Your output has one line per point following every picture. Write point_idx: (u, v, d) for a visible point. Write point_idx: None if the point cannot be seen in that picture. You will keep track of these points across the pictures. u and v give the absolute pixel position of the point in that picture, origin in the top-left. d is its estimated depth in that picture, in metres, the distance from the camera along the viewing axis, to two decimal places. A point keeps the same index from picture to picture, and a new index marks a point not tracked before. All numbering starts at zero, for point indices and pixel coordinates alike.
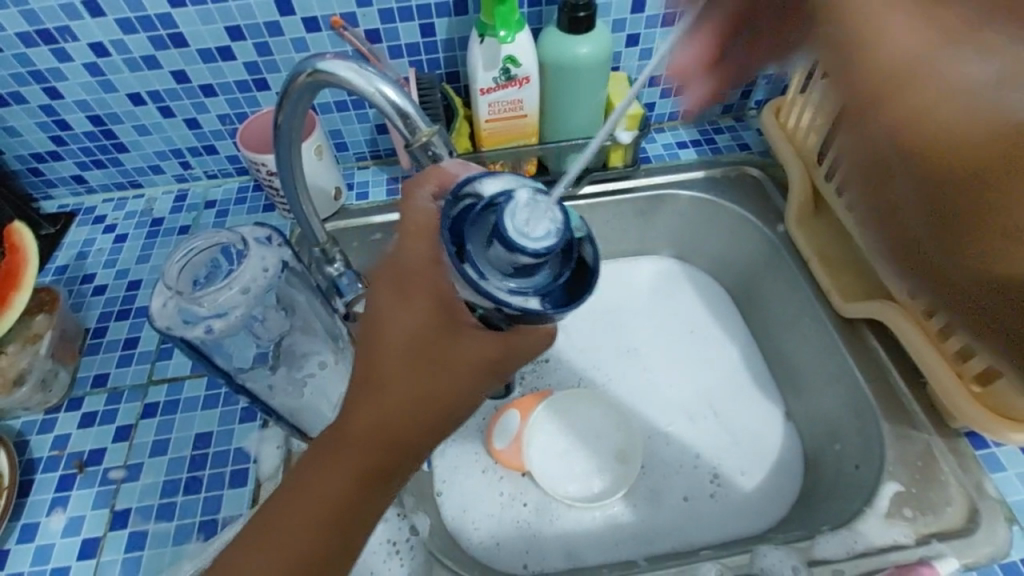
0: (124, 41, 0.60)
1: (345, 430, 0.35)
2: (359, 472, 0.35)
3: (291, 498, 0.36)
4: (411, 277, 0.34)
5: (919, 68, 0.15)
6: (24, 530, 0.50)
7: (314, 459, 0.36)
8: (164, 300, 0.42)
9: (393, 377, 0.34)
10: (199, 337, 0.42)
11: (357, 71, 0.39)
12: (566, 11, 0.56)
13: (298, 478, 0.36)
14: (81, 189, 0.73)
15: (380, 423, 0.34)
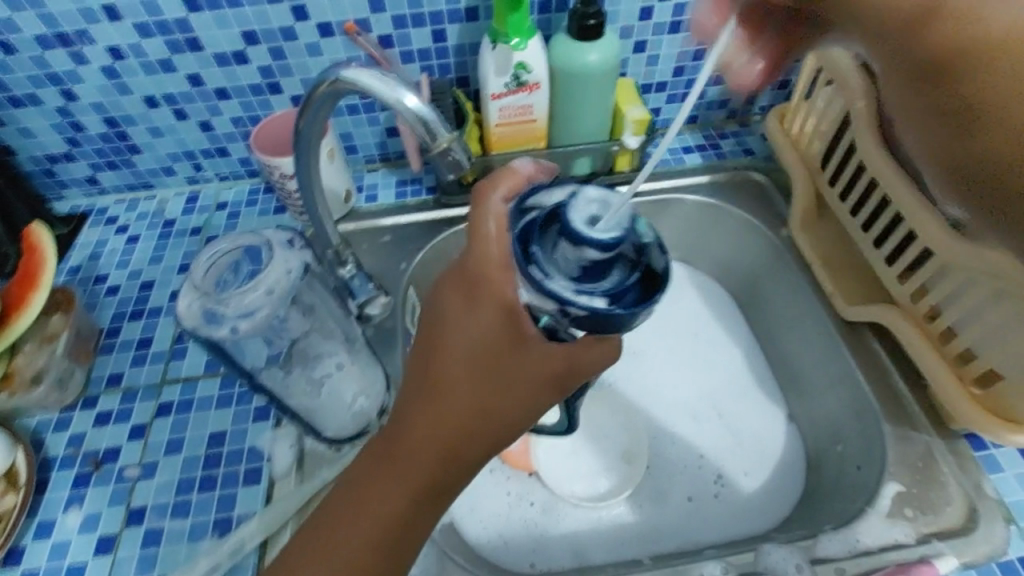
0: (140, 45, 0.60)
1: (409, 436, 0.38)
2: (421, 476, 0.38)
3: (354, 502, 0.39)
4: (477, 286, 0.37)
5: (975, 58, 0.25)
6: (42, 527, 0.51)
7: (378, 466, 0.39)
8: (190, 300, 0.43)
9: (456, 385, 0.38)
10: (223, 337, 0.42)
11: (378, 78, 0.40)
12: (576, 18, 0.58)
13: (359, 481, 0.39)
14: (94, 190, 0.74)
15: (441, 429, 0.38)
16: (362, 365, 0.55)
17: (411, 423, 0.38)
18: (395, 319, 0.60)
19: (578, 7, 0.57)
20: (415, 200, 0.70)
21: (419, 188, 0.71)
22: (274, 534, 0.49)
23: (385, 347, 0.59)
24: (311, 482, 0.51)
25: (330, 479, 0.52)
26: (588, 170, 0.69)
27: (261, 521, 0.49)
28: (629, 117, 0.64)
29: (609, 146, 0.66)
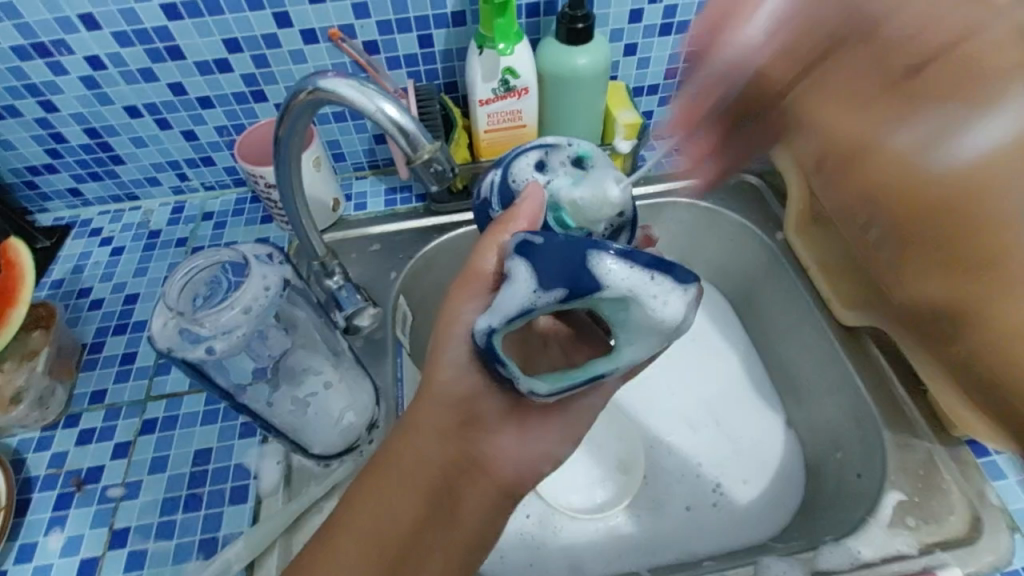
0: (120, 54, 0.59)
1: (399, 470, 0.38)
2: (417, 510, 0.38)
3: (364, 513, 0.38)
4: (483, 279, 0.38)
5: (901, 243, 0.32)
6: (22, 550, 0.50)
7: (367, 498, 0.38)
8: (165, 320, 0.42)
9: (444, 427, 0.38)
10: (200, 358, 0.41)
11: (357, 88, 0.39)
12: (564, 22, 0.56)
13: (351, 513, 0.38)
14: (77, 202, 0.73)
15: (435, 469, 0.38)
16: (350, 378, 0.54)
17: (402, 455, 0.38)
18: (384, 329, 0.59)
19: (565, 11, 0.56)
20: (405, 207, 0.68)
21: (408, 196, 0.69)
22: (261, 556, 0.48)
23: (378, 357, 0.57)
24: (299, 500, 0.50)
25: (318, 496, 0.50)
26: None
27: (247, 541, 0.47)
28: (619, 121, 0.63)
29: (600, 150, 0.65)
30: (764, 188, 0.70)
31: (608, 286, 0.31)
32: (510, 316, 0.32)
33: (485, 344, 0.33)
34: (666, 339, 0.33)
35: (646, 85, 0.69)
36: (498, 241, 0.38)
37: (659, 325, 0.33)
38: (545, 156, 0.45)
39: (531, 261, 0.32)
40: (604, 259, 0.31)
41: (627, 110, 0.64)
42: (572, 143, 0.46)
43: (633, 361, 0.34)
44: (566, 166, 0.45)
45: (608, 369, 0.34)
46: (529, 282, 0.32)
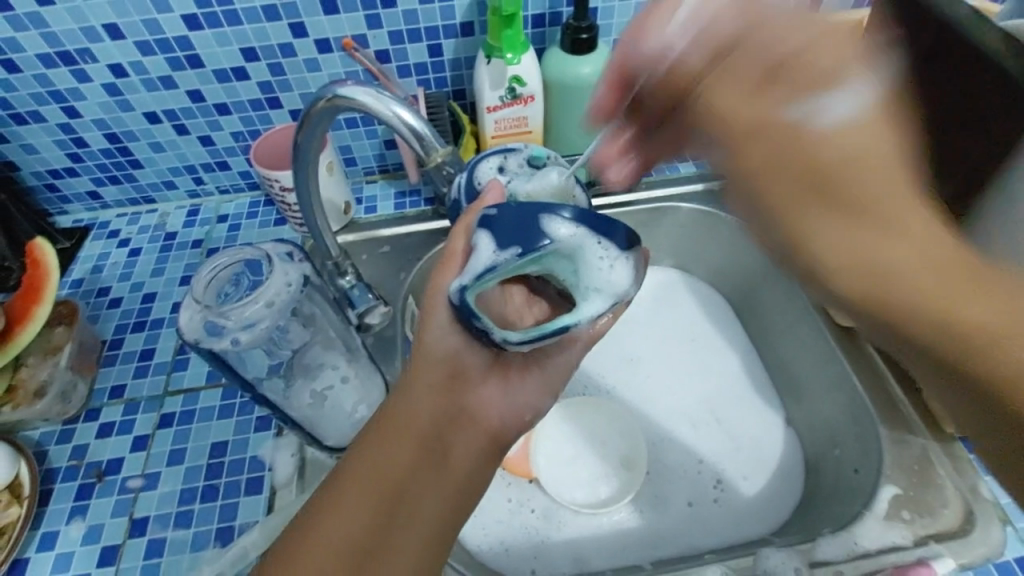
0: (141, 62, 0.62)
1: (394, 423, 0.38)
2: (412, 457, 0.37)
3: (357, 461, 0.37)
4: (456, 257, 0.38)
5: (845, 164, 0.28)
6: (45, 539, 0.52)
7: (366, 450, 0.37)
8: (192, 313, 0.43)
9: (432, 385, 0.38)
10: (225, 349, 0.43)
11: (374, 96, 0.41)
12: (569, 33, 0.59)
13: (345, 472, 0.38)
14: (96, 204, 0.75)
15: (423, 420, 0.38)
16: (363, 371, 0.56)
17: (398, 410, 0.38)
18: (394, 327, 0.61)
19: (570, 21, 0.58)
20: (414, 211, 0.71)
21: (417, 199, 0.72)
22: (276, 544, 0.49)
23: (386, 353, 0.60)
24: (310, 491, 0.51)
25: None
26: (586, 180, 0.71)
27: (262, 530, 0.49)
28: None
29: None
30: None
31: (558, 243, 0.36)
32: (479, 273, 0.35)
33: (459, 302, 0.36)
34: (620, 303, 0.37)
35: None
36: (467, 222, 0.39)
37: (612, 287, 0.36)
38: (503, 161, 0.46)
39: (490, 230, 0.36)
40: (556, 222, 0.36)
41: None
42: (526, 147, 0.48)
43: (593, 316, 0.36)
44: (522, 166, 0.46)
45: (569, 324, 0.36)
46: (490, 244, 0.35)
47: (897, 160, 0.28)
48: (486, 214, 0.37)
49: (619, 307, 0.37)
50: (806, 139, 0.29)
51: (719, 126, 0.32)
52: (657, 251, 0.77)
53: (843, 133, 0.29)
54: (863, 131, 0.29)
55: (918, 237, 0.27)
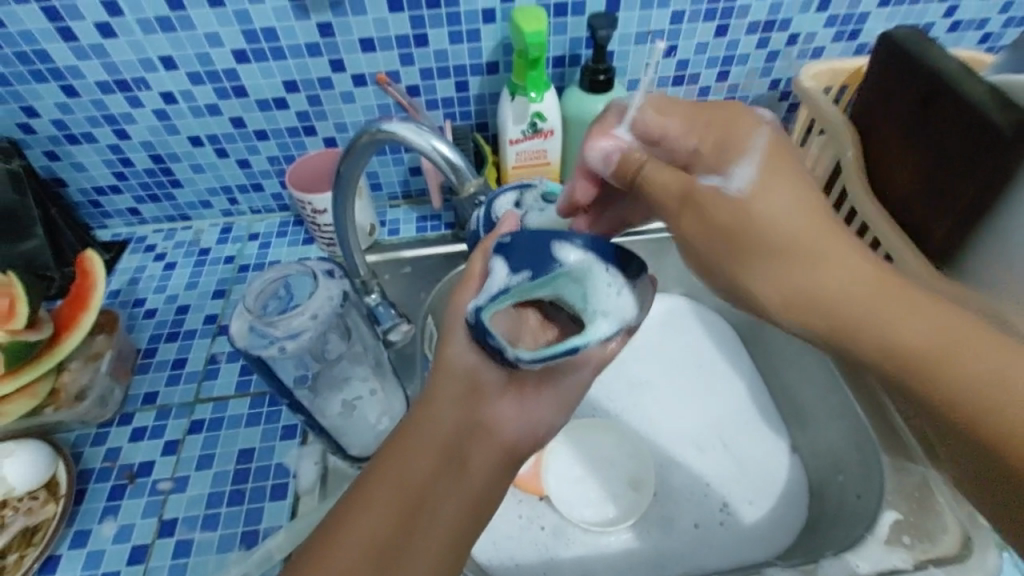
0: (191, 91, 0.67)
1: (418, 433, 0.37)
2: (434, 468, 0.36)
3: (379, 470, 0.37)
4: (475, 280, 0.41)
5: (753, 223, 0.36)
6: (77, 537, 0.54)
7: (389, 458, 0.37)
8: (243, 322, 0.47)
9: (451, 397, 0.38)
10: (272, 356, 0.46)
11: (416, 130, 0.45)
12: (587, 74, 0.63)
13: (369, 477, 0.37)
14: (135, 220, 0.80)
15: (443, 429, 0.37)
16: (387, 385, 0.60)
17: (421, 420, 0.38)
18: (414, 345, 0.64)
19: (589, 64, 0.63)
20: (435, 234, 0.74)
21: (438, 224, 0.76)
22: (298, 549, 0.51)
23: (405, 370, 0.63)
24: (332, 499, 0.54)
25: None
26: None
27: (287, 534, 0.51)
28: None
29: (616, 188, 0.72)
30: None
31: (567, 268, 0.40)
32: (495, 294, 0.38)
33: (475, 321, 0.37)
34: (626, 327, 0.40)
35: None
36: (483, 248, 0.42)
37: (619, 312, 0.40)
38: (519, 196, 0.49)
39: (505, 256, 0.40)
40: (564, 250, 0.40)
41: None
42: (542, 183, 0.51)
43: (601, 339, 0.39)
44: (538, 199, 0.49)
45: (580, 345, 0.37)
46: (505, 270, 0.39)
47: (810, 226, 0.35)
48: (502, 243, 0.41)
49: (625, 333, 0.40)
50: (729, 210, 0.37)
51: (673, 181, 0.39)
52: (665, 278, 0.81)
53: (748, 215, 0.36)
54: (757, 204, 0.36)
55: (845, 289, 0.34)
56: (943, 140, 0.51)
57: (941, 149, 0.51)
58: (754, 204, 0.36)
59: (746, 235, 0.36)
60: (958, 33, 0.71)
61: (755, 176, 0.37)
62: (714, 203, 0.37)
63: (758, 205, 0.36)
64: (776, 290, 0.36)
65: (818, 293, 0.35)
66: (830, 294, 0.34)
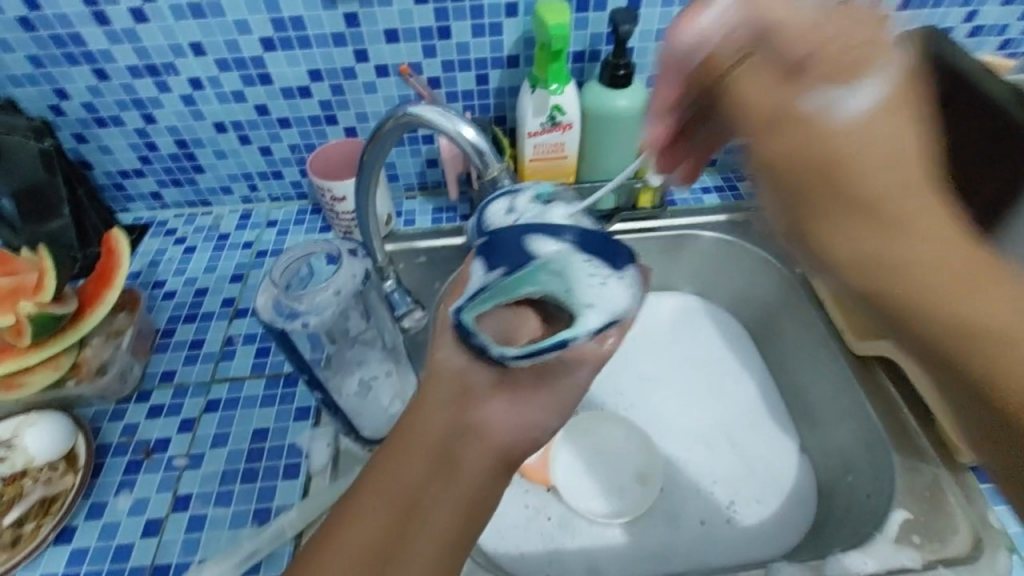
0: (218, 77, 0.68)
1: (407, 436, 0.36)
2: (424, 472, 0.35)
3: (371, 475, 0.35)
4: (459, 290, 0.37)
5: (841, 162, 0.27)
6: (93, 508, 0.55)
7: (381, 462, 0.36)
8: (268, 296, 0.48)
9: (440, 401, 0.36)
10: (296, 330, 0.47)
11: (442, 113, 0.46)
12: (608, 68, 0.64)
13: (361, 484, 0.36)
14: (156, 204, 0.81)
15: (433, 433, 0.36)
16: (401, 369, 0.61)
17: (412, 423, 0.36)
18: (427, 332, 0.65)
19: (609, 59, 0.64)
20: (450, 225, 0.75)
21: (454, 215, 0.77)
22: (310, 527, 0.52)
23: (419, 356, 0.63)
24: (344, 479, 0.55)
25: None
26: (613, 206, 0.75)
27: (299, 511, 0.52)
28: None
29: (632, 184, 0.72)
30: None
31: (545, 259, 0.35)
32: (473, 294, 0.35)
33: (456, 322, 0.35)
34: (619, 320, 0.36)
35: None
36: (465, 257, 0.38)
37: (612, 306, 0.35)
38: (512, 200, 0.42)
39: (486, 255, 0.36)
40: (544, 243, 0.36)
41: None
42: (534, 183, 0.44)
43: (592, 332, 0.34)
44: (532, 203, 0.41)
45: (568, 338, 0.34)
46: (480, 269, 0.36)
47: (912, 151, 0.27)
48: (481, 242, 0.38)
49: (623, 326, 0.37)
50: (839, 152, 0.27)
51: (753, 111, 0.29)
52: (678, 277, 0.81)
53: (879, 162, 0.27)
54: (865, 125, 0.27)
55: (938, 243, 0.26)
56: (959, 141, 0.51)
57: (959, 148, 0.51)
58: (851, 133, 0.27)
59: (825, 176, 0.27)
60: (979, 37, 0.71)
61: (874, 100, 0.27)
62: (803, 126, 0.28)
63: (857, 143, 0.27)
64: (867, 247, 0.27)
65: (889, 267, 0.26)
66: (897, 277, 0.27)
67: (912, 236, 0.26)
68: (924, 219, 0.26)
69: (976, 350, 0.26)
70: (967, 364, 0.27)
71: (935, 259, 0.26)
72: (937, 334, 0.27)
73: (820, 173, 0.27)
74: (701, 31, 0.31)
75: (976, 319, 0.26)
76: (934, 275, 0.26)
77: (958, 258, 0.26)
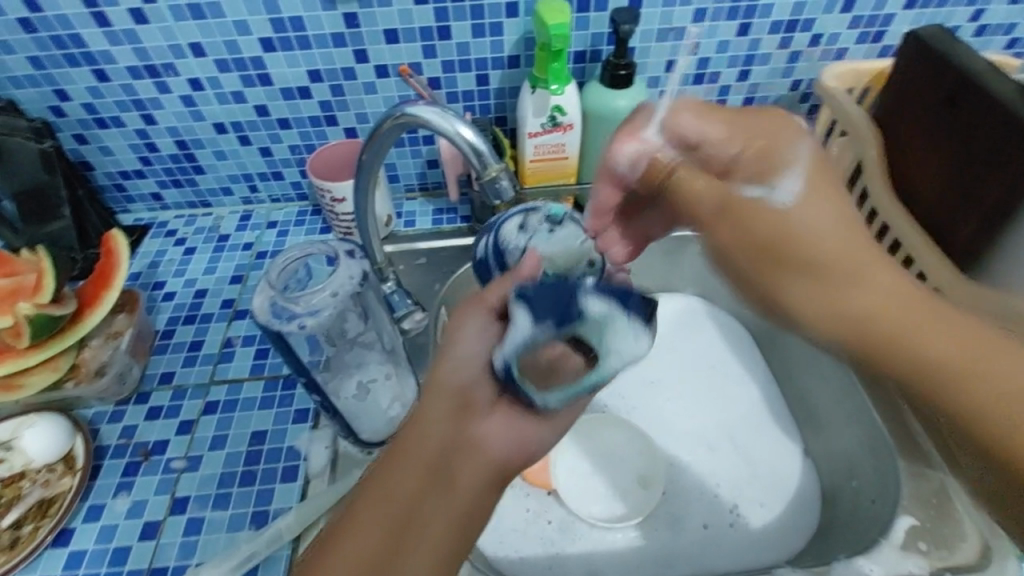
0: (218, 78, 0.68)
1: (405, 450, 0.35)
2: (421, 486, 0.34)
3: (367, 490, 0.35)
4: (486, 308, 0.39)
5: (790, 235, 0.40)
6: (91, 511, 0.55)
7: (377, 476, 0.35)
8: (265, 297, 0.48)
9: (440, 415, 0.36)
10: (292, 332, 0.47)
11: (440, 114, 0.46)
12: (608, 69, 0.64)
13: (357, 500, 0.35)
14: (157, 205, 0.81)
15: (430, 447, 0.35)
16: (401, 371, 0.60)
17: (409, 436, 0.36)
18: (427, 334, 0.64)
19: (610, 59, 0.63)
20: (450, 227, 0.75)
21: (454, 217, 0.76)
22: (308, 531, 0.52)
23: (418, 358, 0.63)
24: (343, 482, 0.54)
25: None
26: None
27: (297, 515, 0.51)
28: None
29: None
30: None
31: (586, 313, 0.37)
32: (517, 345, 0.36)
33: (501, 372, 0.36)
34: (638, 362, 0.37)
35: None
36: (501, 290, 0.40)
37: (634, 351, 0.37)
38: (524, 220, 0.49)
39: (526, 305, 0.37)
40: (585, 297, 0.38)
41: None
42: (545, 204, 0.50)
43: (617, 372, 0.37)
44: (543, 225, 0.48)
45: (600, 378, 0.36)
46: (524, 320, 0.36)
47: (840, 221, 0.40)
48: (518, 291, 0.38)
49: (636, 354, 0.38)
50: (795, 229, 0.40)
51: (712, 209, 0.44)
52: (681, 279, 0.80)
53: (822, 234, 0.39)
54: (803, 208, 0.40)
55: (886, 287, 0.37)
56: (964, 142, 0.50)
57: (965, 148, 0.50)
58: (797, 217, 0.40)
59: (783, 240, 0.40)
60: (985, 37, 0.70)
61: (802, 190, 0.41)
62: (749, 217, 0.42)
63: (800, 224, 0.40)
64: (807, 293, 0.39)
65: (839, 304, 0.38)
66: (853, 309, 0.38)
67: (858, 283, 0.38)
68: (854, 267, 0.38)
69: (930, 371, 0.35)
70: (922, 378, 0.36)
71: (880, 297, 0.37)
72: (892, 358, 0.37)
73: (781, 237, 0.40)
74: (644, 144, 0.45)
75: (935, 346, 0.35)
76: (897, 320, 0.36)
77: (904, 296, 0.37)
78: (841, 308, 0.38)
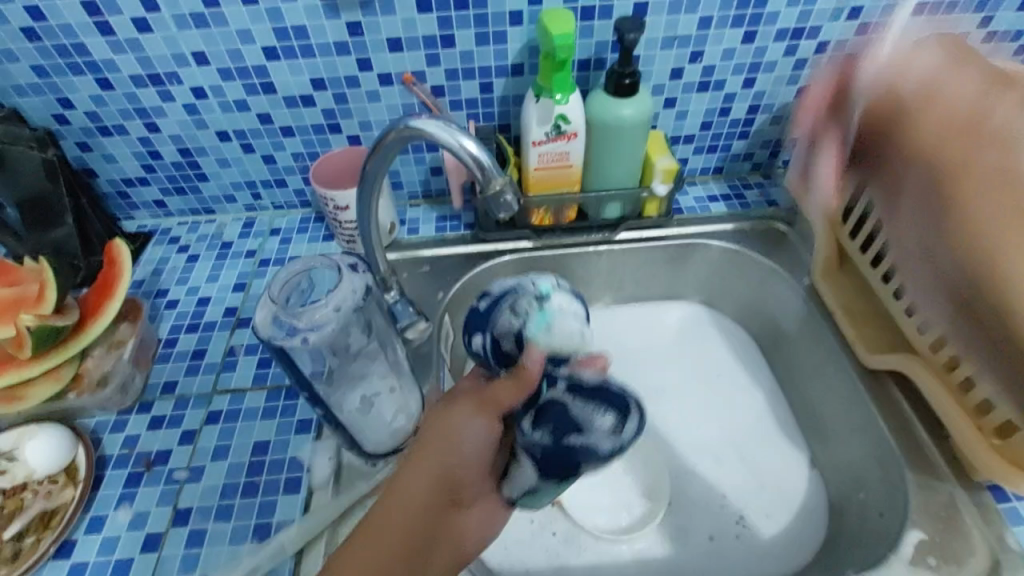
0: (221, 86, 0.68)
1: (405, 490, 0.42)
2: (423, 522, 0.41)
3: (372, 528, 0.41)
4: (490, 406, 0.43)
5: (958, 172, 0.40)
6: (93, 522, 0.54)
7: (382, 513, 0.41)
8: (267, 311, 0.48)
9: (433, 463, 0.43)
10: (295, 346, 0.47)
11: (443, 127, 0.46)
12: (613, 77, 0.63)
13: (362, 534, 0.41)
14: (160, 213, 0.81)
15: (427, 489, 0.42)
16: (404, 382, 0.59)
17: (407, 480, 0.42)
18: (430, 344, 0.64)
19: (615, 68, 0.63)
20: (453, 234, 0.75)
21: (457, 224, 0.76)
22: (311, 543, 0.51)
23: (421, 367, 0.63)
24: (346, 494, 0.54)
25: (365, 492, 0.54)
26: (618, 214, 0.74)
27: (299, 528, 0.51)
28: (658, 166, 0.69)
29: (638, 192, 0.71)
30: (793, 234, 0.74)
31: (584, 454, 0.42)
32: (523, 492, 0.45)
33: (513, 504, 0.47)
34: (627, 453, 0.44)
35: (683, 135, 0.75)
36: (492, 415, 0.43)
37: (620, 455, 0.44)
38: (514, 305, 0.46)
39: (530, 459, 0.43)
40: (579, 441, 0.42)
41: (665, 157, 0.70)
42: (533, 280, 0.47)
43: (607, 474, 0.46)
44: (532, 306, 0.45)
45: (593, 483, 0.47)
46: (529, 470, 0.44)
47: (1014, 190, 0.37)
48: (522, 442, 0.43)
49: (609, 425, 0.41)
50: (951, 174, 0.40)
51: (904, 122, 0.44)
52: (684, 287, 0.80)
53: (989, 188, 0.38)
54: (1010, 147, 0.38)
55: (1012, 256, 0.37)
56: None
57: None
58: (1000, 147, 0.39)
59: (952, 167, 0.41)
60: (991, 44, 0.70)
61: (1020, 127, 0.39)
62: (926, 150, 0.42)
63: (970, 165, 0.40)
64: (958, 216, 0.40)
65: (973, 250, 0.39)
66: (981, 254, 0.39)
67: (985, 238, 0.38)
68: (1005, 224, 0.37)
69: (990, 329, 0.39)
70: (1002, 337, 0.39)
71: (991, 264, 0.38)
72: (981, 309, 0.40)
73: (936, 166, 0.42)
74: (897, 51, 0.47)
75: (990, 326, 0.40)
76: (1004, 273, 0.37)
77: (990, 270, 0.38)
78: (978, 238, 0.38)
